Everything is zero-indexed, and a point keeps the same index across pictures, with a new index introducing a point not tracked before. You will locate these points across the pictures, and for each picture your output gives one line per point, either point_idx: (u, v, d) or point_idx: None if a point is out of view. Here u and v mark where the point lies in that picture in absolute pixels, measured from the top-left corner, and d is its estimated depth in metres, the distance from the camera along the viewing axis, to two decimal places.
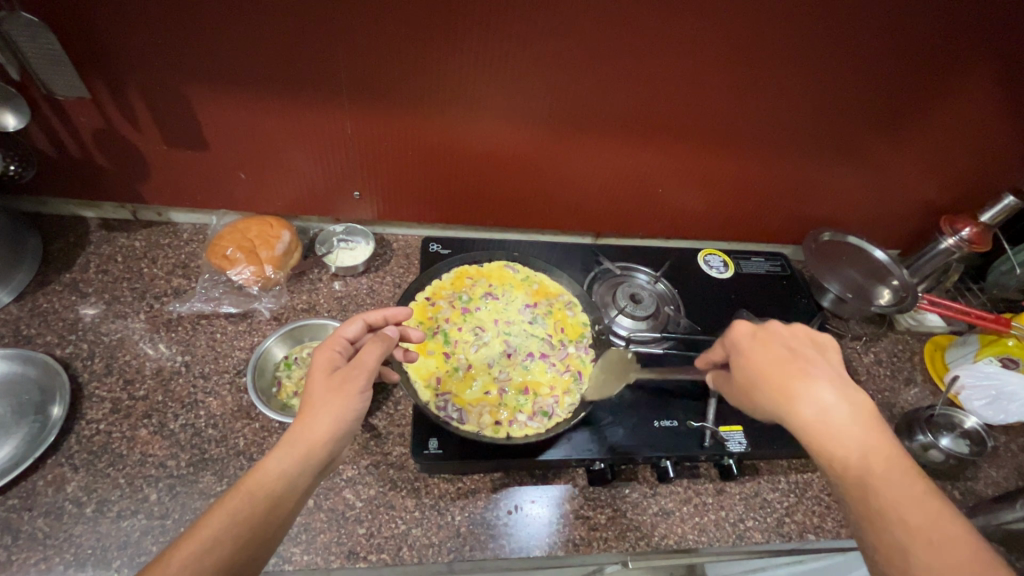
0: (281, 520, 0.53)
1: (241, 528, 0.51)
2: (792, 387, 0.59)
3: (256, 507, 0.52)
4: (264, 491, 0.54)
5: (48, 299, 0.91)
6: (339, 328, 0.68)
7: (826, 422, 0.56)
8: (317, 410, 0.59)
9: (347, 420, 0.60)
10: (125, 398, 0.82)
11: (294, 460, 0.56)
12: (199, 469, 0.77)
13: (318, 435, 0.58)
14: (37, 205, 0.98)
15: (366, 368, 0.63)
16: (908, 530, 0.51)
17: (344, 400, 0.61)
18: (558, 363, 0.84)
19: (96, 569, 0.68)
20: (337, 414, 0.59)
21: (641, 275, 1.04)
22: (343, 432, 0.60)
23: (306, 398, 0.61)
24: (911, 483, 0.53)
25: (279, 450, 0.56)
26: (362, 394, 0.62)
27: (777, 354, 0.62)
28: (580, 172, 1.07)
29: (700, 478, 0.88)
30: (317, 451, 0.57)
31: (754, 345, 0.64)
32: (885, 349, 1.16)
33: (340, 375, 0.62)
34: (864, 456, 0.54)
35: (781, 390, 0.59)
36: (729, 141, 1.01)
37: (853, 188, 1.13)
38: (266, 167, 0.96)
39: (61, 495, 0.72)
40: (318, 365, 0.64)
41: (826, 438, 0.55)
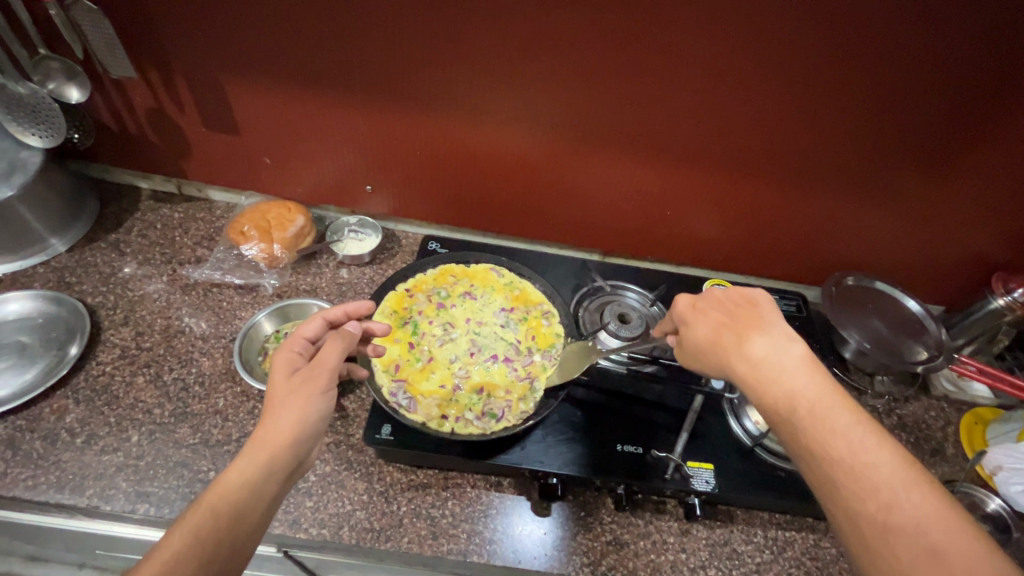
0: (249, 531, 0.53)
1: (206, 542, 0.50)
2: (726, 345, 0.59)
3: (220, 519, 0.51)
4: (228, 502, 0.53)
5: (93, 254, 1.03)
6: (298, 329, 0.68)
7: (756, 374, 0.56)
8: (279, 413, 0.59)
9: (312, 419, 0.60)
10: (133, 347, 0.91)
11: (259, 468, 0.55)
12: (179, 420, 0.83)
13: (282, 438, 0.58)
14: (100, 172, 1.11)
15: (328, 368, 0.63)
16: (831, 460, 0.49)
17: (308, 400, 0.61)
18: (520, 369, 0.82)
19: (71, 494, 0.75)
20: (302, 413, 0.60)
21: (631, 294, 1.00)
22: (308, 433, 0.60)
23: (268, 403, 0.61)
24: (836, 418, 0.52)
25: (243, 459, 0.56)
26: (324, 394, 0.62)
27: (716, 320, 0.62)
28: (588, 187, 1.05)
29: (665, 515, 0.83)
30: (282, 454, 0.57)
31: (695, 314, 0.64)
32: (914, 413, 1.04)
33: (301, 375, 0.62)
34: (792, 398, 0.53)
35: (717, 353, 0.60)
36: (743, 166, 0.97)
37: (887, 230, 1.04)
38: (288, 154, 1.04)
39: (60, 423, 0.81)
40: (279, 367, 0.64)
41: (758, 389, 0.55)
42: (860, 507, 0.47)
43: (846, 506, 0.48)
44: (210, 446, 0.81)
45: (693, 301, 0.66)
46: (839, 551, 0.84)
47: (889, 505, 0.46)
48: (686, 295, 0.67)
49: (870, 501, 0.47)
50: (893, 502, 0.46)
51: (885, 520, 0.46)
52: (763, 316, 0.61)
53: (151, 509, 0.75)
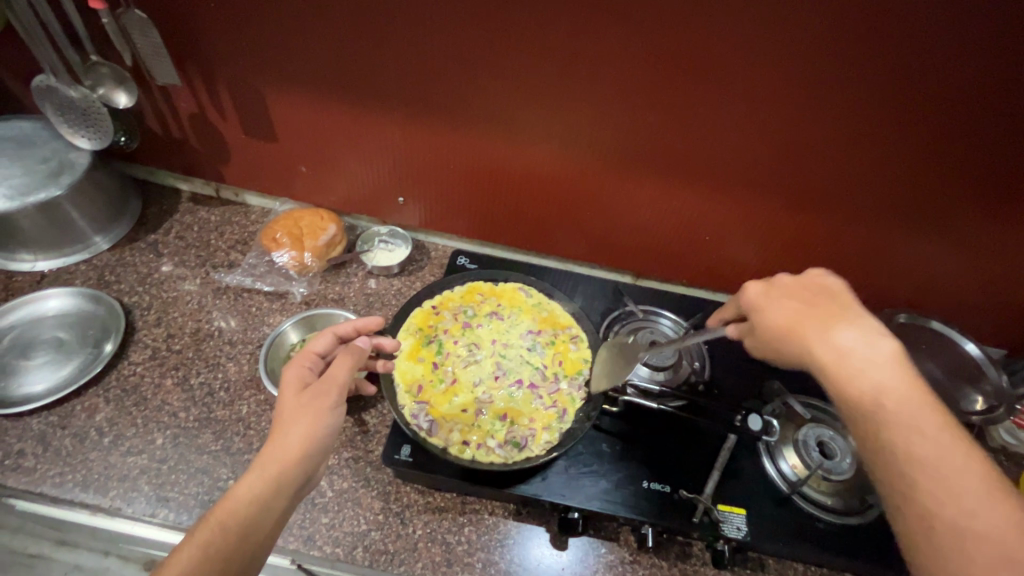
0: (254, 548, 0.53)
1: (212, 560, 0.50)
2: (807, 333, 0.57)
3: (227, 538, 0.51)
4: (234, 519, 0.52)
5: (132, 253, 1.06)
6: (308, 345, 0.68)
7: (844, 363, 0.53)
8: (288, 428, 0.58)
9: (319, 435, 0.59)
10: (164, 349, 0.92)
11: (266, 485, 0.54)
12: (202, 426, 0.84)
13: (289, 455, 0.56)
14: (144, 173, 1.14)
15: (337, 382, 0.62)
16: (916, 462, 0.48)
17: (317, 417, 0.59)
18: (546, 396, 0.78)
19: (95, 493, 0.76)
20: (311, 428, 0.58)
21: (666, 320, 0.96)
22: (316, 449, 0.58)
23: (277, 418, 0.60)
24: (923, 418, 0.50)
25: (251, 475, 0.55)
26: (334, 410, 0.61)
27: (794, 306, 0.59)
28: (625, 207, 1.02)
29: (691, 559, 0.78)
30: (290, 472, 0.56)
31: (769, 300, 0.61)
32: None
33: (309, 391, 0.61)
34: (879, 392, 0.51)
35: (798, 339, 0.57)
36: (789, 192, 0.92)
37: (947, 266, 0.97)
38: (323, 162, 1.04)
39: (90, 421, 0.82)
40: (289, 382, 0.63)
41: (842, 378, 0.53)
42: (937, 508, 0.47)
43: (924, 506, 0.47)
44: (231, 454, 0.81)
45: (766, 287, 0.63)
46: None
47: (971, 511, 0.46)
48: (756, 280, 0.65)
49: (951, 505, 0.46)
50: (975, 510, 0.46)
51: (965, 524, 0.46)
52: (847, 307, 0.58)
53: (170, 515, 0.75)
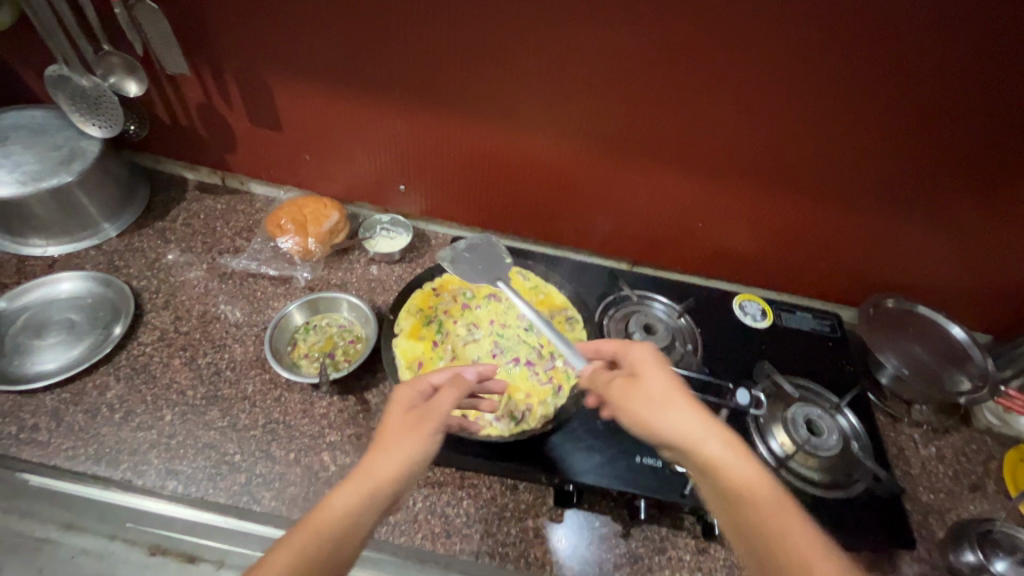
0: (340, 562, 0.51)
1: (304, 569, 0.49)
2: (684, 418, 0.61)
3: (322, 546, 0.51)
4: (331, 530, 0.52)
5: (140, 239, 1.09)
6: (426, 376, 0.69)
7: (717, 451, 0.58)
8: (390, 448, 0.58)
9: (413, 460, 0.59)
10: (172, 330, 0.95)
11: (360, 501, 0.55)
12: (209, 403, 0.87)
13: (387, 472, 0.57)
14: (152, 163, 1.18)
15: (440, 412, 0.63)
16: (792, 552, 0.51)
17: (415, 441, 0.59)
18: (542, 373, 0.81)
19: (107, 466, 0.79)
20: (407, 451, 0.59)
21: (658, 305, 0.99)
22: (410, 475, 0.58)
23: (380, 437, 0.60)
24: (790, 508, 0.55)
25: (347, 487, 0.55)
26: (434, 436, 0.61)
27: (672, 387, 0.64)
28: (620, 195, 1.04)
29: (681, 531, 0.82)
30: (385, 493, 0.56)
31: (653, 376, 0.65)
32: (952, 445, 0.99)
33: (414, 415, 0.62)
34: (751, 482, 0.56)
35: (677, 421, 0.60)
36: (780, 179, 0.95)
37: (934, 252, 0.99)
38: (326, 151, 1.07)
39: (101, 398, 0.85)
40: (396, 403, 0.64)
41: (717, 467, 0.57)
42: None
43: None
44: (237, 430, 0.84)
45: (655, 354, 0.67)
46: None
47: None
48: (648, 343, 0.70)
49: None
50: None
51: None
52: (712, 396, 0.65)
53: (179, 487, 0.78)
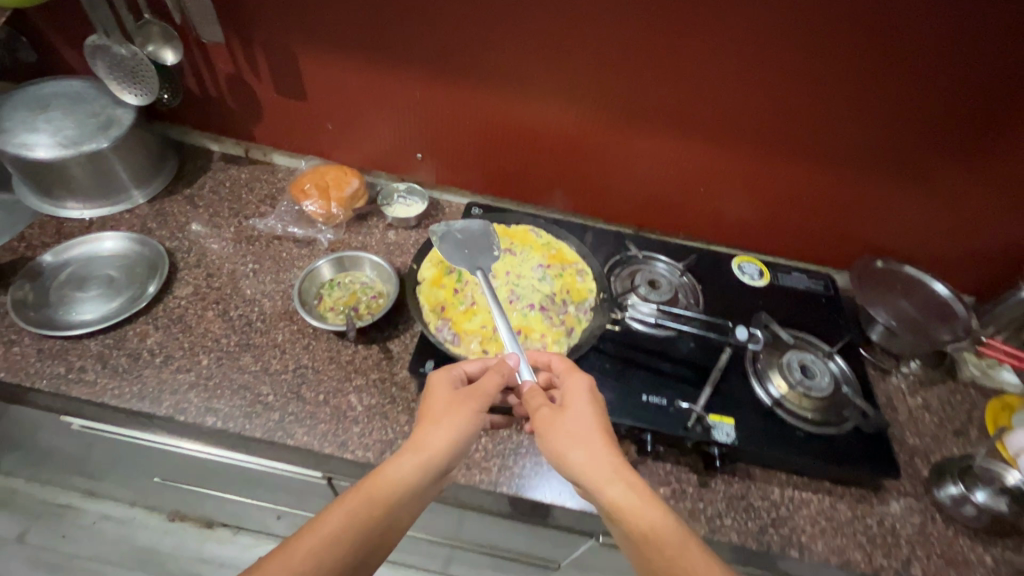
0: (395, 520, 0.61)
1: (361, 526, 0.59)
2: (592, 460, 0.64)
3: (379, 505, 0.61)
4: (388, 494, 0.62)
5: (170, 205, 1.14)
6: (460, 363, 0.76)
7: (619, 492, 0.61)
8: (438, 424, 0.67)
9: (459, 437, 0.67)
10: (204, 285, 1.01)
11: (412, 470, 0.63)
12: (242, 350, 0.93)
13: (437, 445, 0.66)
14: (180, 135, 1.24)
15: (484, 392, 0.70)
16: None
17: (459, 419, 0.68)
18: (556, 317, 0.87)
19: (151, 403, 0.85)
20: (454, 428, 0.67)
21: (661, 263, 1.05)
22: (455, 448, 0.67)
23: (430, 412, 0.69)
24: (686, 549, 0.58)
25: (401, 457, 0.65)
26: (478, 414, 0.69)
27: (584, 427, 0.67)
28: (625, 161, 1.10)
29: (685, 467, 0.88)
30: (436, 462, 0.65)
31: (569, 415, 0.68)
32: (938, 395, 1.05)
33: (458, 395, 0.70)
34: (648, 523, 0.59)
35: (585, 461, 0.64)
36: (775, 144, 1.01)
37: (921, 213, 1.05)
38: (347, 121, 1.13)
39: (142, 344, 0.91)
40: (440, 383, 0.73)
41: (619, 507, 0.61)
42: None
43: None
44: (270, 374, 0.90)
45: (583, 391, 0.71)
46: (854, 513, 0.88)
47: None
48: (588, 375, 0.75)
49: None
50: None
51: None
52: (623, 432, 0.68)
53: (217, 422, 0.84)
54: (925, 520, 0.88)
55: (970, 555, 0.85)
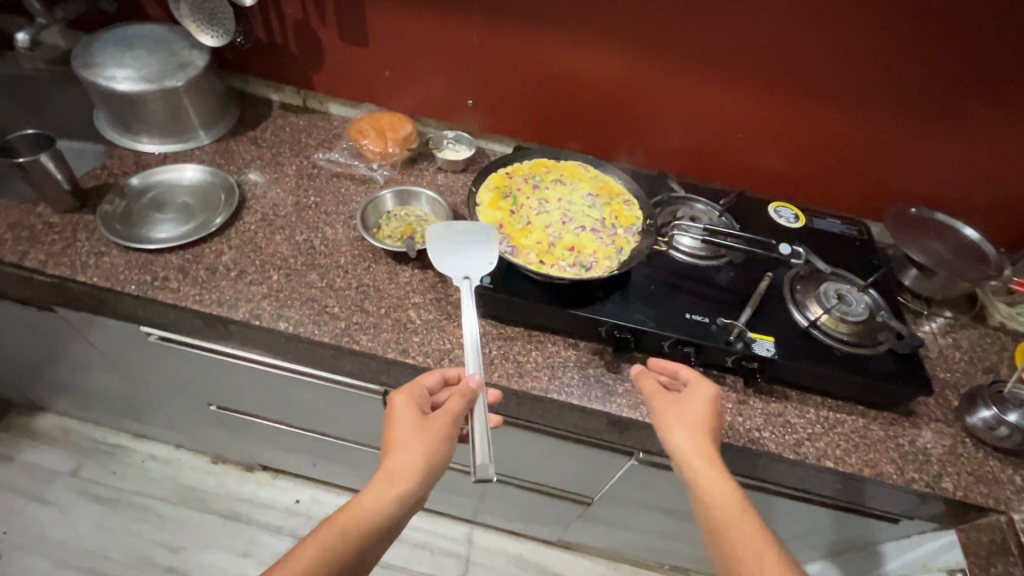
0: (369, 544, 0.70)
1: (337, 552, 0.68)
2: (705, 472, 0.72)
3: (353, 534, 0.69)
4: (361, 522, 0.69)
5: (235, 144, 1.21)
6: (420, 379, 0.81)
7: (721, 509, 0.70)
8: (406, 452, 0.73)
9: (427, 464, 0.73)
10: (271, 213, 1.08)
11: (389, 500, 0.71)
12: (309, 269, 0.99)
13: (406, 472, 0.72)
14: (243, 84, 1.31)
15: (446, 418, 0.74)
16: None
17: (426, 445, 0.73)
18: (606, 238, 0.92)
19: (229, 309, 0.92)
20: (422, 455, 0.72)
21: (700, 204, 1.09)
22: (423, 475, 0.73)
23: (398, 439, 0.74)
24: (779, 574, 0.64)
25: (373, 486, 0.72)
26: (443, 440, 0.74)
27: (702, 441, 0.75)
28: (666, 107, 1.16)
29: (724, 385, 0.93)
30: (407, 489, 0.71)
31: (685, 425, 0.76)
32: (969, 337, 1.09)
33: (424, 423, 0.75)
34: (751, 547, 0.67)
35: (703, 472, 0.72)
36: (810, 88, 1.06)
37: (951, 164, 1.09)
38: (404, 68, 1.21)
39: (218, 260, 0.98)
40: (406, 409, 0.77)
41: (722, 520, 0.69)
42: None
43: None
44: (335, 290, 0.97)
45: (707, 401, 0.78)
46: (887, 434, 0.92)
47: None
48: (714, 384, 0.81)
49: None
50: None
51: None
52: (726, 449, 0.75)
53: (289, 327, 0.91)
54: (955, 443, 0.92)
55: (998, 473, 0.89)
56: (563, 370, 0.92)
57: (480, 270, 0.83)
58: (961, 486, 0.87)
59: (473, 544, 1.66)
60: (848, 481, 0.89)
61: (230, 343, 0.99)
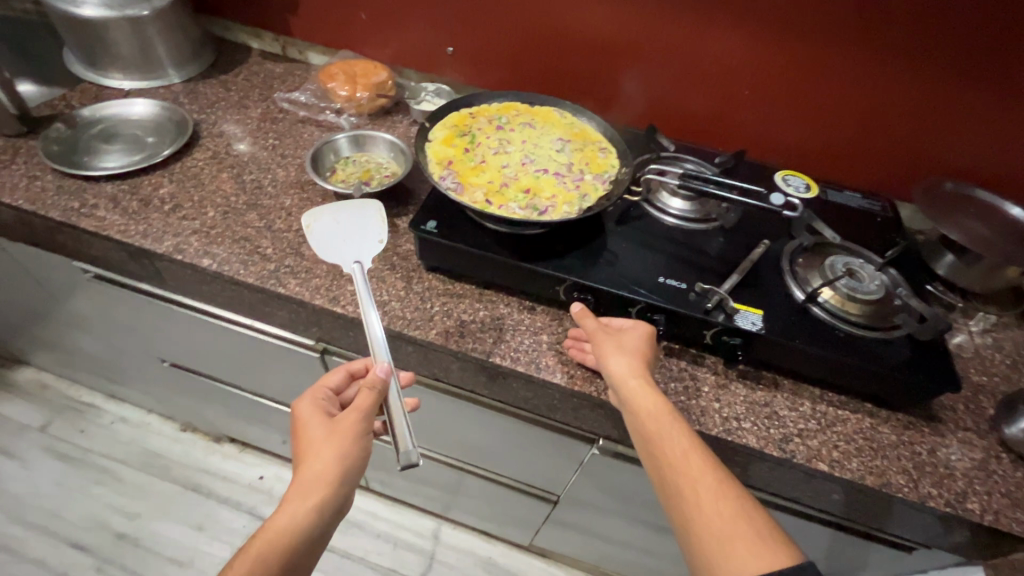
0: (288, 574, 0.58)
1: None
2: (649, 401, 0.64)
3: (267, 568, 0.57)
4: (275, 552, 0.57)
5: (204, 86, 1.15)
6: (322, 381, 0.71)
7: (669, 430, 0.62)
8: (316, 457, 0.61)
9: (344, 468, 0.62)
10: (223, 153, 1.00)
11: (305, 516, 0.59)
12: (249, 208, 0.91)
13: (320, 483, 0.60)
14: (223, 31, 1.27)
15: (359, 413, 0.63)
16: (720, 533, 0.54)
17: (339, 447, 0.62)
18: (570, 183, 0.82)
19: (153, 242, 0.84)
20: (336, 458, 0.61)
21: (692, 163, 0.96)
22: (341, 481, 0.61)
23: (305, 447, 0.63)
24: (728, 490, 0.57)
25: (283, 509, 0.59)
26: (358, 440, 0.63)
27: (640, 367, 0.68)
28: (660, 55, 1.02)
29: (702, 366, 0.79)
30: (326, 502, 0.60)
31: (624, 352, 0.69)
32: (1014, 338, 0.90)
33: (334, 424, 0.64)
34: (697, 466, 0.59)
35: (648, 402, 0.64)
36: (826, 31, 0.90)
37: (1006, 130, 0.91)
38: (382, 10, 1.12)
39: (155, 193, 0.91)
40: (312, 413, 0.66)
41: (669, 443, 0.61)
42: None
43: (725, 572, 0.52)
44: (272, 231, 0.88)
45: (647, 332, 0.72)
46: (899, 439, 0.75)
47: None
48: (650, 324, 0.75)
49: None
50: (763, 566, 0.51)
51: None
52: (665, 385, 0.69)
53: (213, 265, 0.82)
54: (988, 458, 0.74)
55: None
56: (512, 334, 0.80)
57: (369, 254, 0.81)
58: (992, 509, 0.69)
59: (440, 541, 1.53)
60: (847, 491, 0.73)
61: (161, 284, 0.92)
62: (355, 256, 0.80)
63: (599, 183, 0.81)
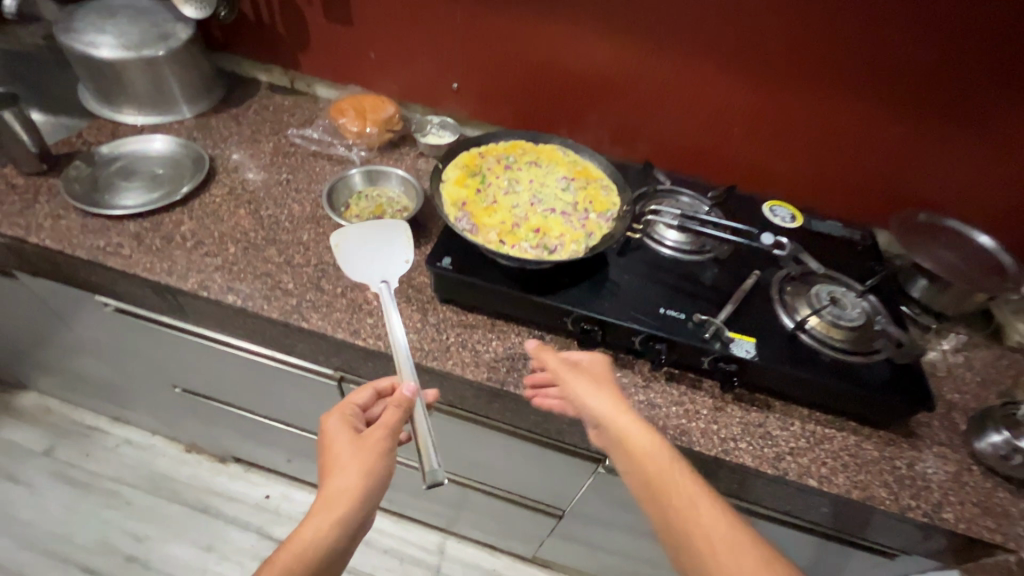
0: None
1: None
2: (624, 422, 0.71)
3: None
4: (302, 564, 0.61)
5: (216, 120, 1.19)
6: (350, 397, 0.75)
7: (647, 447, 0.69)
8: (342, 473, 0.65)
9: (368, 484, 0.66)
10: (239, 188, 1.04)
11: (330, 530, 0.62)
12: (268, 244, 0.95)
13: (343, 498, 0.64)
14: (232, 65, 1.31)
15: (385, 429, 0.68)
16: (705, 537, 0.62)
17: (364, 463, 0.66)
18: (576, 222, 0.88)
19: (178, 279, 0.88)
20: (361, 475, 0.65)
21: (686, 197, 1.03)
22: (365, 497, 0.65)
23: (332, 461, 0.67)
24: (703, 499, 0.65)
25: (311, 520, 0.63)
26: (382, 457, 0.67)
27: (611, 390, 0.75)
28: (653, 95, 1.09)
29: (701, 390, 0.85)
30: (347, 518, 0.64)
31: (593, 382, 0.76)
32: (982, 357, 0.98)
33: (360, 440, 0.68)
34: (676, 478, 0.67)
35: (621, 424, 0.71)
36: (803, 78, 0.99)
37: (968, 167, 0.99)
38: (390, 49, 1.18)
39: (176, 230, 0.95)
40: (340, 428, 0.70)
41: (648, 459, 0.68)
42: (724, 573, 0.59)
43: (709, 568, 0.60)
44: (292, 266, 0.92)
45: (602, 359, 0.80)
46: (881, 454, 0.82)
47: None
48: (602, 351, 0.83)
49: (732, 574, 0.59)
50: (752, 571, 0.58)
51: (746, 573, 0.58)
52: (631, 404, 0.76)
53: (238, 300, 0.86)
54: (960, 471, 0.81)
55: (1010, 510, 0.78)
56: (524, 362, 0.85)
57: (395, 272, 0.85)
58: (965, 519, 0.76)
59: (445, 555, 1.57)
60: (835, 504, 0.80)
61: (183, 318, 0.95)
62: (382, 275, 0.84)
63: (603, 222, 0.87)
